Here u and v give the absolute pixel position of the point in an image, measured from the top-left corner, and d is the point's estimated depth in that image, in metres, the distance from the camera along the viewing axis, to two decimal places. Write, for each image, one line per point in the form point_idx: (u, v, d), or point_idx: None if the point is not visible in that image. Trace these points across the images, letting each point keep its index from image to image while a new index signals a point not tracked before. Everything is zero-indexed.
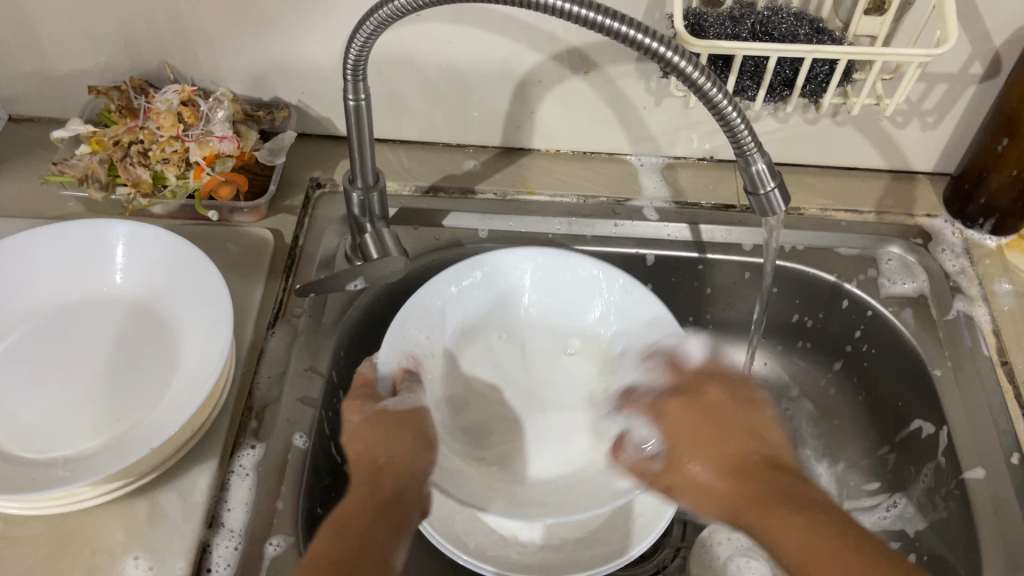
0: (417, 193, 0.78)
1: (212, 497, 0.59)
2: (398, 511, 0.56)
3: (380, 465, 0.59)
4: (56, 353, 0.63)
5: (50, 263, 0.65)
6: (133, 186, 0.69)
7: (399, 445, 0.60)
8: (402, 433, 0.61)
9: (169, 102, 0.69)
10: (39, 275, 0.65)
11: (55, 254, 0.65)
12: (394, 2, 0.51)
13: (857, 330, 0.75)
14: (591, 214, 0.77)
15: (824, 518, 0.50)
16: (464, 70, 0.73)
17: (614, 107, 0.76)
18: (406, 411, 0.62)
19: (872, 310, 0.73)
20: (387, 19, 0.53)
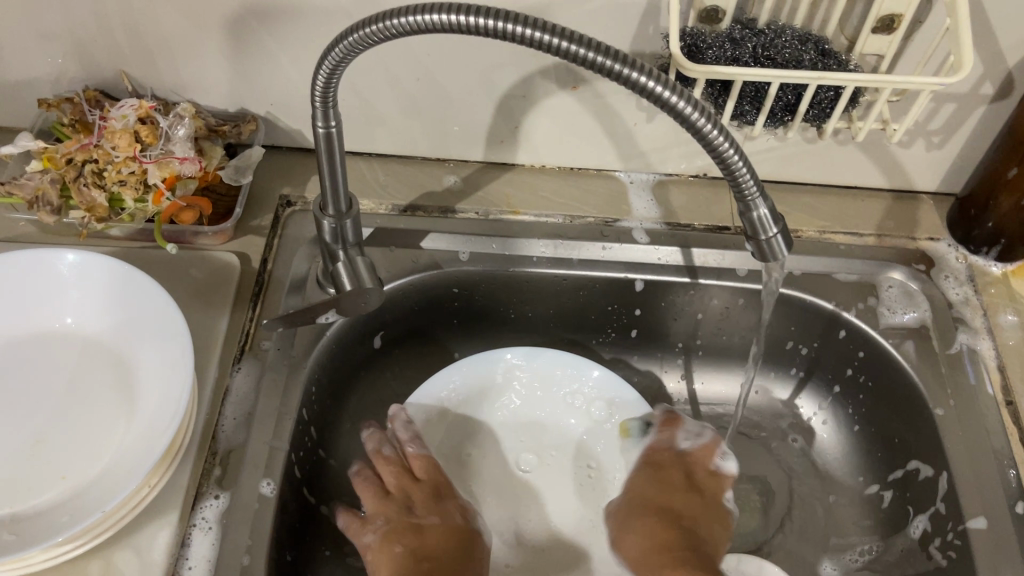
0: (394, 212, 0.74)
1: (171, 555, 0.55)
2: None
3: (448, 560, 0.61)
4: (4, 397, 0.58)
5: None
6: (87, 210, 0.65)
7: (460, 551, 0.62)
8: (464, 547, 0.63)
9: (126, 119, 0.65)
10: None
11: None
12: (361, 31, 0.46)
13: (850, 369, 0.73)
14: (579, 235, 0.73)
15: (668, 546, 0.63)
16: (444, 84, 0.69)
17: (604, 123, 0.72)
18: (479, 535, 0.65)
19: (864, 351, 0.71)
20: (356, 47, 0.48)
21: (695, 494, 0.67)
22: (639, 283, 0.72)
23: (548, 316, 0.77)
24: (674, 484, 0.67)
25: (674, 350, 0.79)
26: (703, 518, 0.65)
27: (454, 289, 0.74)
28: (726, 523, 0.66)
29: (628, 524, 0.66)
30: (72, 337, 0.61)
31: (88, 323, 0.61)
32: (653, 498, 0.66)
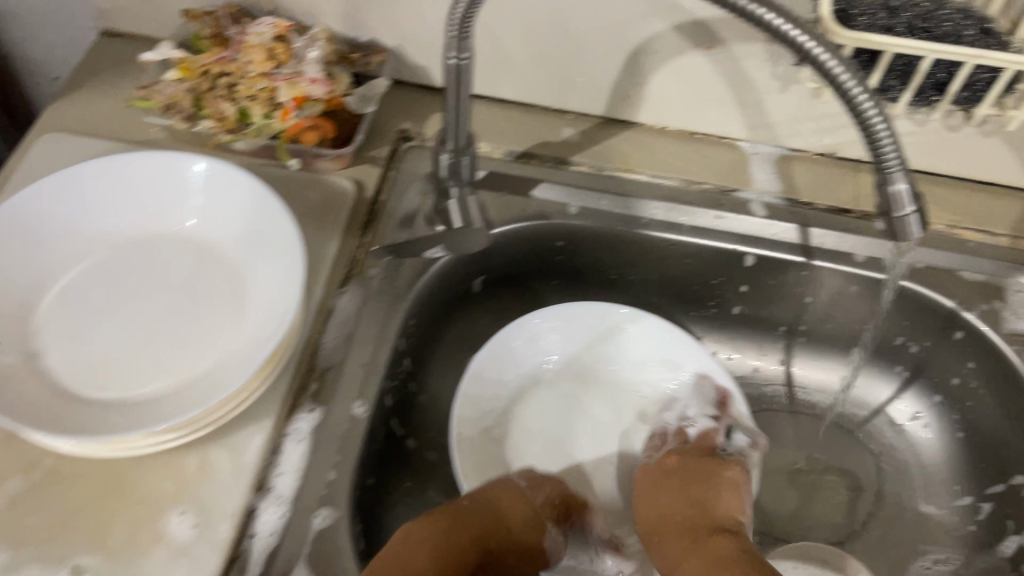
0: (509, 157, 0.74)
1: (264, 459, 0.57)
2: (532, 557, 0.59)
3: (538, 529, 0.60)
4: (126, 287, 0.61)
5: (128, 193, 0.63)
6: (218, 121, 0.66)
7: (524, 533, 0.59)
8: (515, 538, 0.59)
9: (263, 36, 0.66)
10: (114, 204, 0.63)
11: (130, 181, 0.63)
12: None
13: (954, 377, 0.70)
14: (693, 202, 0.71)
15: (677, 529, 0.61)
16: (575, 32, 0.68)
17: (734, 88, 0.69)
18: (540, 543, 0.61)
19: (973, 363, 0.68)
20: None
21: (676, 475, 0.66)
22: (749, 257, 0.70)
23: (650, 281, 0.76)
24: (668, 497, 0.64)
25: (776, 332, 0.77)
26: (703, 497, 0.63)
27: (558, 242, 0.73)
28: (717, 477, 0.64)
29: (644, 494, 0.66)
30: (194, 243, 0.63)
31: (211, 232, 0.63)
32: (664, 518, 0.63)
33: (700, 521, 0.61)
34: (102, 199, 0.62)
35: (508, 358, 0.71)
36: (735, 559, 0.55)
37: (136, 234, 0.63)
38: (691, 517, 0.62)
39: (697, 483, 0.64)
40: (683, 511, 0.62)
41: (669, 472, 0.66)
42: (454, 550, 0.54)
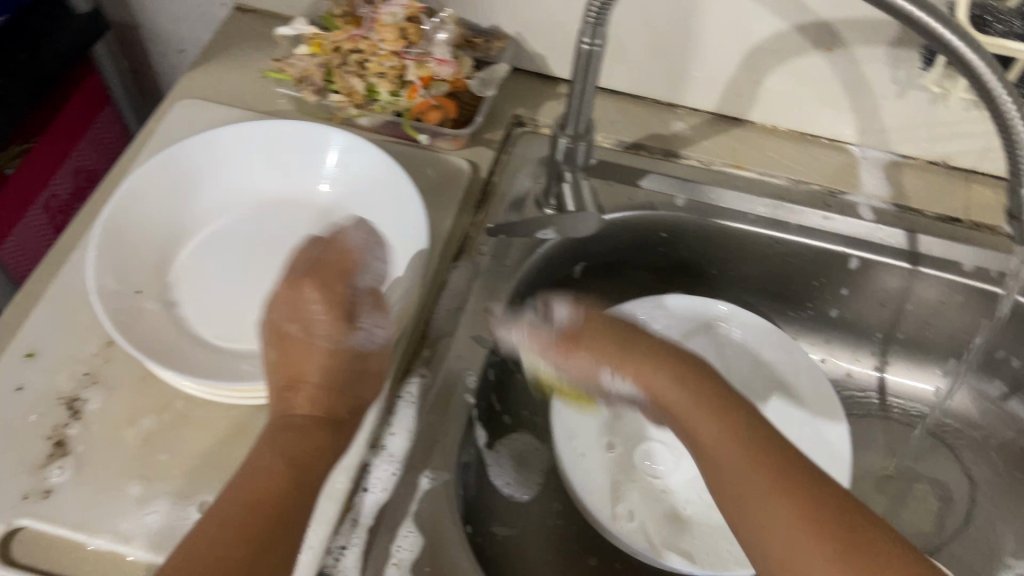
0: (618, 147, 0.75)
1: (378, 419, 0.59)
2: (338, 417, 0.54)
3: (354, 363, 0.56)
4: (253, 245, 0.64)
5: (266, 157, 0.67)
6: (346, 95, 0.69)
7: (302, 355, 0.55)
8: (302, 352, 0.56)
9: (395, 15, 0.69)
10: (253, 165, 0.67)
11: (270, 147, 0.67)
12: None
13: None
14: (801, 201, 0.72)
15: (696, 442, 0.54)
16: (696, 27, 0.69)
17: (851, 91, 0.70)
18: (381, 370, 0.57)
19: None
20: None
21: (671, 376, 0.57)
22: (854, 260, 0.70)
23: (749, 279, 0.77)
24: (644, 371, 0.58)
25: (873, 338, 0.77)
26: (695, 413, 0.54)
27: (662, 234, 0.74)
28: (702, 419, 0.54)
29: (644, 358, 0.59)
30: (322, 209, 0.66)
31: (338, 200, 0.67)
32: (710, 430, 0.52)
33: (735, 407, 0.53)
34: (243, 160, 0.67)
35: None
36: (768, 463, 0.49)
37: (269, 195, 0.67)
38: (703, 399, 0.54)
39: (694, 417, 0.54)
40: (755, 459, 0.49)
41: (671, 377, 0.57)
42: (291, 464, 0.49)
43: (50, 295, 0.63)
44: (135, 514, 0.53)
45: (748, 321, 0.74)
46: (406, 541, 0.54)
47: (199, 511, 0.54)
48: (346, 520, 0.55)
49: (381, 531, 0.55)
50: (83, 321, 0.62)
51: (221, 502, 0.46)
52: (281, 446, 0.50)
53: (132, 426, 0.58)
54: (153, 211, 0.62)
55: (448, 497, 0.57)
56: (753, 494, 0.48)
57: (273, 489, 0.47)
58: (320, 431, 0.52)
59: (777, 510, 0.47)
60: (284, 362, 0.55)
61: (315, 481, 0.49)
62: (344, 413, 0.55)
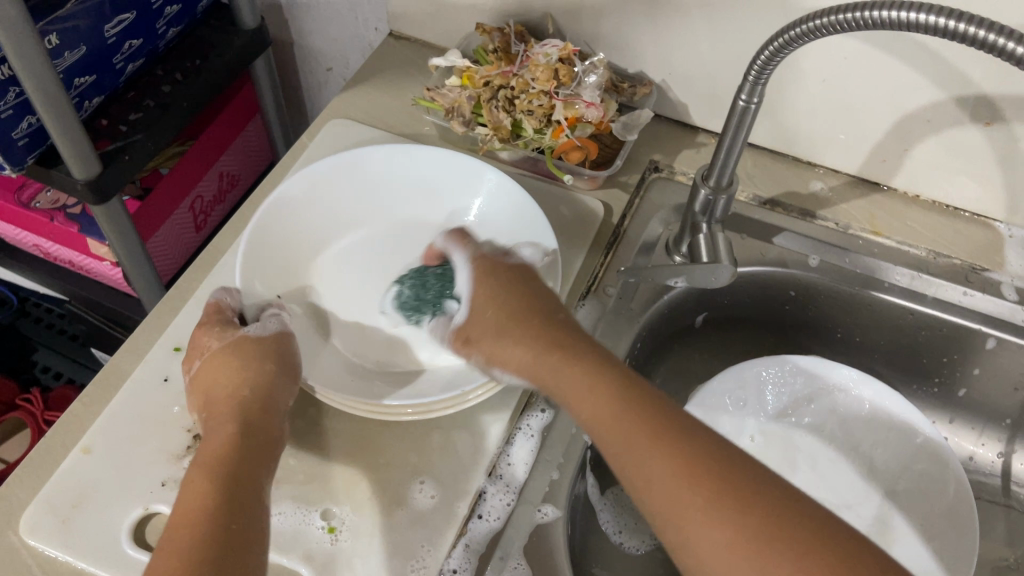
0: (754, 201, 0.75)
1: (498, 448, 0.60)
2: (264, 435, 0.51)
3: (243, 397, 0.52)
4: (392, 259, 0.67)
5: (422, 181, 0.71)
6: (493, 128, 0.71)
7: (229, 375, 0.53)
8: (239, 365, 0.54)
9: (550, 56, 0.70)
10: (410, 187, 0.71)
11: (426, 169, 0.71)
12: (820, 21, 0.48)
13: None
14: (940, 275, 0.70)
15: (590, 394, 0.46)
16: (847, 90, 0.69)
17: (1005, 167, 0.68)
18: (269, 335, 0.57)
19: None
20: (805, 36, 0.50)
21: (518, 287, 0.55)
22: (991, 340, 0.68)
23: (876, 347, 0.75)
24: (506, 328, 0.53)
25: (1001, 424, 0.74)
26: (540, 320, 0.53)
27: (791, 292, 0.74)
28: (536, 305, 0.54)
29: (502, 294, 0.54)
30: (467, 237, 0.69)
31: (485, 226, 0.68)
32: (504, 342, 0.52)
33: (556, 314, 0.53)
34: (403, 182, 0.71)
35: (752, 386, 0.72)
36: (623, 405, 0.45)
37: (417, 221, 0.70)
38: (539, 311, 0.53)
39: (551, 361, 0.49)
40: (578, 385, 0.47)
41: (496, 279, 0.56)
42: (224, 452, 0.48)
43: (199, 293, 0.67)
44: None
45: (876, 390, 0.71)
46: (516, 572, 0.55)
47: (321, 517, 0.56)
48: (459, 543, 0.55)
49: (492, 559, 0.55)
50: None
51: (186, 491, 0.45)
52: (223, 432, 0.49)
53: None
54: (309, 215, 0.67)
55: (561, 532, 0.57)
56: (614, 433, 0.44)
57: (199, 536, 0.42)
58: (259, 429, 0.51)
59: (618, 421, 0.44)
60: (231, 379, 0.53)
61: (237, 521, 0.44)
62: (248, 394, 0.52)
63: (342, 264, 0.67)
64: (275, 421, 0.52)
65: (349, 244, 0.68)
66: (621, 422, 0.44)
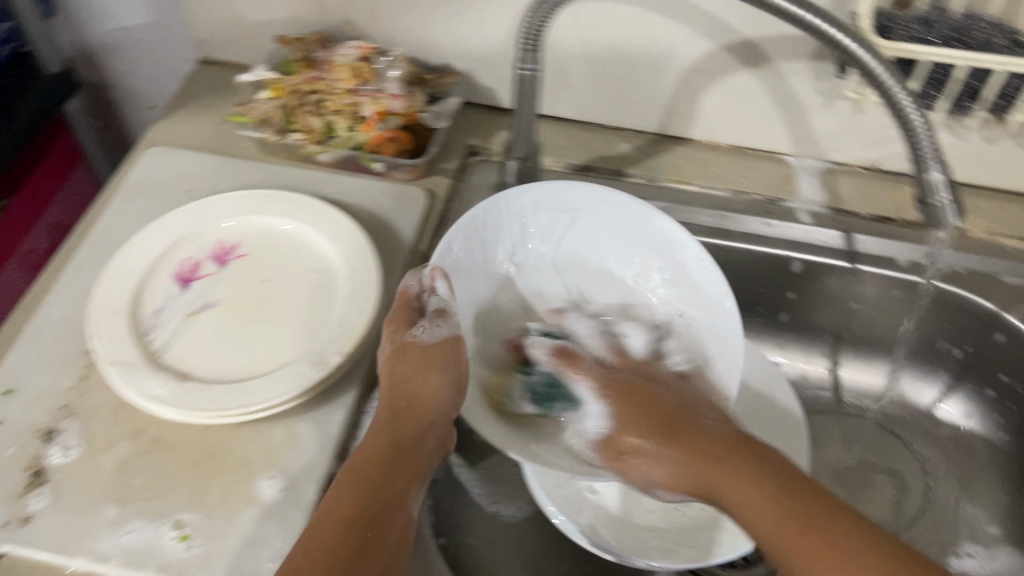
0: (569, 169, 0.79)
1: (346, 432, 0.62)
2: (415, 415, 0.56)
3: (401, 402, 0.56)
4: (220, 290, 0.67)
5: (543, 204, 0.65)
6: (306, 133, 0.73)
7: (423, 384, 0.56)
8: (428, 369, 0.57)
9: (349, 56, 0.73)
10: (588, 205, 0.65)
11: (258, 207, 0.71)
12: None
13: (1001, 371, 0.73)
14: (742, 211, 0.76)
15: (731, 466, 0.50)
16: (633, 54, 0.74)
17: (781, 105, 0.75)
18: (439, 343, 0.59)
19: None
20: None
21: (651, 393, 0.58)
22: (796, 263, 0.75)
23: None
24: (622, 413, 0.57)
25: (823, 339, 0.81)
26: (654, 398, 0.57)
27: None
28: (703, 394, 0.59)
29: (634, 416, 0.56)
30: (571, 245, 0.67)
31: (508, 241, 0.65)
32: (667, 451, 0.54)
33: (678, 415, 0.55)
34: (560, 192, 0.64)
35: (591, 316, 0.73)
36: (791, 481, 0.49)
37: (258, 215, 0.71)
38: (676, 417, 0.55)
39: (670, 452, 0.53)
40: (748, 492, 0.49)
41: (634, 397, 0.58)
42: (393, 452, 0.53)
43: (27, 333, 0.66)
44: (111, 535, 0.55)
45: None
46: None
47: (173, 528, 0.56)
48: None
49: None
50: (59, 357, 0.65)
51: (334, 495, 0.49)
52: (370, 449, 0.52)
53: (106, 452, 0.60)
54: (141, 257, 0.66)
55: None
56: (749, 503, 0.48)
57: (342, 555, 0.46)
58: (407, 432, 0.55)
59: (732, 483, 0.50)
60: (414, 385, 0.56)
61: (390, 538, 0.48)
62: (399, 398, 0.56)
63: (162, 289, 0.66)
64: (433, 428, 0.56)
65: (179, 274, 0.67)
66: (754, 469, 0.50)
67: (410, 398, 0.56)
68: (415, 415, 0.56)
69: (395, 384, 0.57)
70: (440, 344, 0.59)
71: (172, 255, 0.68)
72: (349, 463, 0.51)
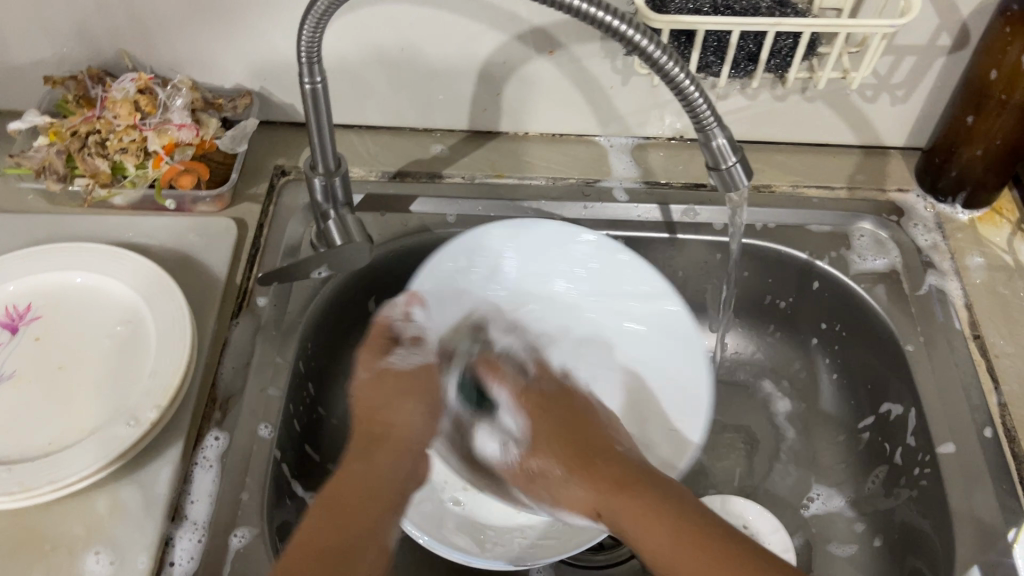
0: (384, 178, 0.78)
1: (174, 489, 0.58)
2: (388, 439, 0.57)
3: (376, 432, 0.57)
4: (12, 364, 0.61)
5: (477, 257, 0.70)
6: (92, 177, 0.68)
7: (404, 414, 0.58)
8: (405, 396, 0.59)
9: (126, 91, 0.68)
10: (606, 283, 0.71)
11: (42, 263, 0.66)
12: None
13: (824, 319, 0.76)
14: (561, 197, 0.77)
15: (659, 490, 0.52)
16: (427, 53, 0.73)
17: (582, 88, 0.75)
18: (416, 368, 0.61)
19: (846, 290, 0.73)
20: (333, 4, 0.52)
21: (547, 406, 0.61)
22: (619, 242, 0.75)
23: None
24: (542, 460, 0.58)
25: None
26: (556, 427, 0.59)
27: None
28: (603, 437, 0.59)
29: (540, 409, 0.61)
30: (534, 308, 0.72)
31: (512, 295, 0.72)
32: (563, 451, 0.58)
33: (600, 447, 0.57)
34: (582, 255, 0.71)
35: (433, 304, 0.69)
36: (613, 486, 0.53)
37: (49, 271, 0.65)
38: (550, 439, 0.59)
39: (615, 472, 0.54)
40: (640, 516, 0.51)
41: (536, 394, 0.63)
42: (368, 457, 0.55)
43: None
44: None
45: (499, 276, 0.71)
46: None
47: None
48: None
49: None
50: None
51: (306, 530, 0.50)
52: (348, 476, 0.53)
53: None
54: None
55: (261, 548, 0.56)
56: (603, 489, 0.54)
57: None
58: (374, 450, 0.56)
59: (596, 487, 0.54)
60: (401, 420, 0.58)
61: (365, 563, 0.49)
62: (376, 426, 0.57)
63: None
64: (410, 438, 0.57)
65: None
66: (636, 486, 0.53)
67: (404, 429, 0.57)
68: (396, 447, 0.56)
69: (369, 412, 0.58)
70: (418, 370, 0.61)
71: None
72: (328, 496, 0.52)
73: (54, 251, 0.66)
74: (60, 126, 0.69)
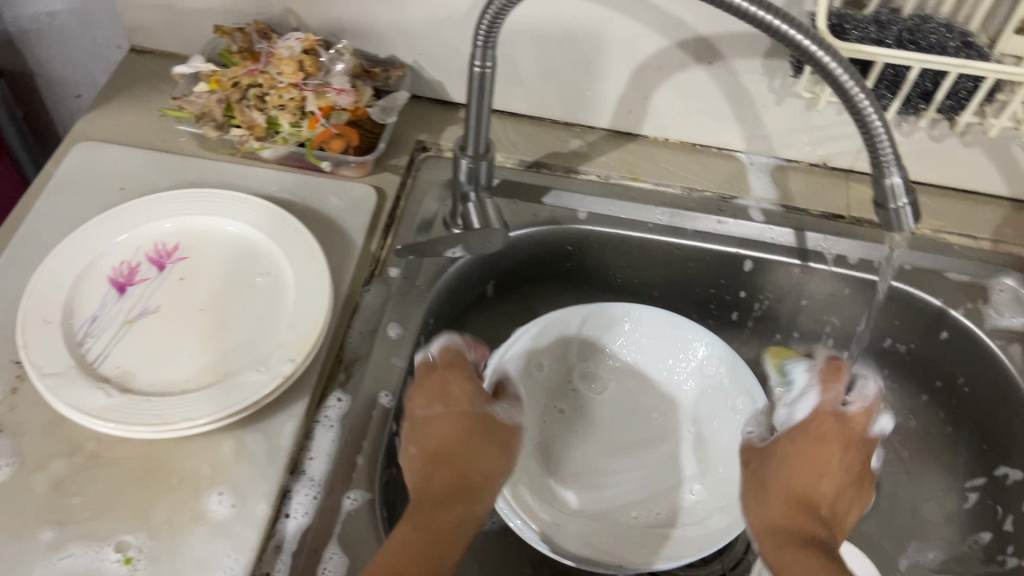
0: (521, 166, 0.79)
1: (297, 444, 0.59)
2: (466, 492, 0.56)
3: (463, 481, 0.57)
4: (156, 300, 0.64)
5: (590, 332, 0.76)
6: (247, 129, 0.70)
7: (488, 467, 0.59)
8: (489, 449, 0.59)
9: (292, 48, 0.70)
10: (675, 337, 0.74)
11: (192, 208, 0.68)
12: None
13: (939, 380, 0.75)
14: (696, 208, 0.76)
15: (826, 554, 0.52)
16: (585, 48, 0.73)
17: (733, 102, 0.74)
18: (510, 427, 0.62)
19: (976, 345, 0.71)
20: None
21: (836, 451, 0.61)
22: (748, 261, 0.75)
23: (653, 285, 0.80)
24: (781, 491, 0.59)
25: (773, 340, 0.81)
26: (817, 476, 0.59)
27: (569, 247, 0.77)
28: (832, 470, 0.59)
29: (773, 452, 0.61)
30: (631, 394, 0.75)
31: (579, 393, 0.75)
32: (777, 516, 0.57)
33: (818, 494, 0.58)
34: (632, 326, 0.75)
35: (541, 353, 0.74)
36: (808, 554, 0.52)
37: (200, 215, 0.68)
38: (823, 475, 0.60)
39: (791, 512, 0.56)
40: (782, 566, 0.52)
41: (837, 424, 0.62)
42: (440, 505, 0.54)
43: None
44: (49, 560, 0.52)
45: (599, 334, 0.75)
46: (331, 562, 0.54)
47: (115, 550, 0.53)
48: (269, 546, 0.54)
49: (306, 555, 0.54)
50: None
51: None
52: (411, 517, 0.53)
53: (41, 470, 0.56)
54: (68, 268, 0.63)
55: (372, 514, 0.57)
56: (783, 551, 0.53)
57: None
58: (453, 503, 0.55)
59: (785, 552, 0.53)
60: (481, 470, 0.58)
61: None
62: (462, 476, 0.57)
63: (92, 301, 0.62)
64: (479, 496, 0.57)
65: (108, 283, 0.63)
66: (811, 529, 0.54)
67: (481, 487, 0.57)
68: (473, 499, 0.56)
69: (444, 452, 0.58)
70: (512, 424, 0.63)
71: (106, 259, 0.65)
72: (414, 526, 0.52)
73: (204, 198, 0.69)
74: (222, 74, 0.71)
